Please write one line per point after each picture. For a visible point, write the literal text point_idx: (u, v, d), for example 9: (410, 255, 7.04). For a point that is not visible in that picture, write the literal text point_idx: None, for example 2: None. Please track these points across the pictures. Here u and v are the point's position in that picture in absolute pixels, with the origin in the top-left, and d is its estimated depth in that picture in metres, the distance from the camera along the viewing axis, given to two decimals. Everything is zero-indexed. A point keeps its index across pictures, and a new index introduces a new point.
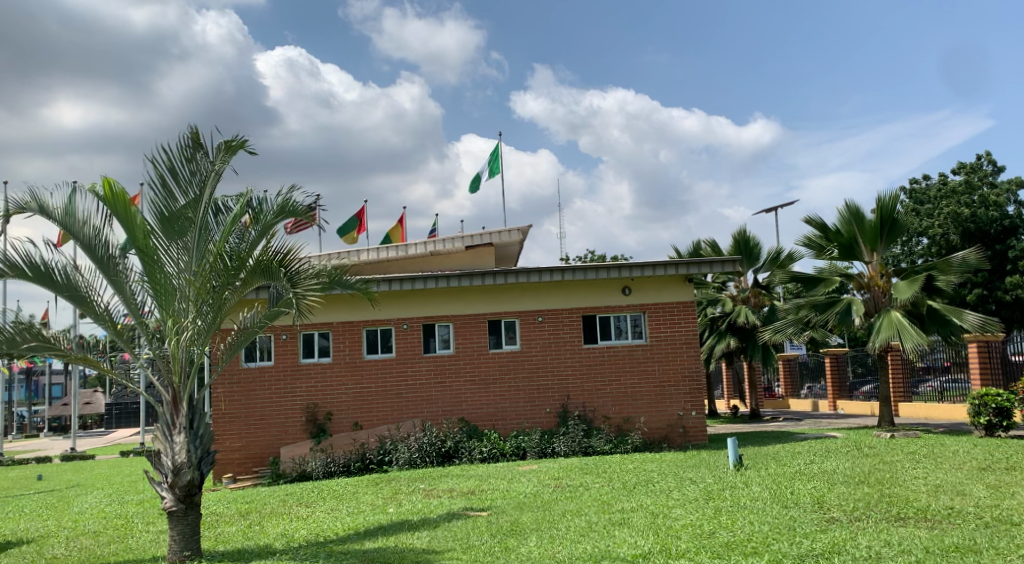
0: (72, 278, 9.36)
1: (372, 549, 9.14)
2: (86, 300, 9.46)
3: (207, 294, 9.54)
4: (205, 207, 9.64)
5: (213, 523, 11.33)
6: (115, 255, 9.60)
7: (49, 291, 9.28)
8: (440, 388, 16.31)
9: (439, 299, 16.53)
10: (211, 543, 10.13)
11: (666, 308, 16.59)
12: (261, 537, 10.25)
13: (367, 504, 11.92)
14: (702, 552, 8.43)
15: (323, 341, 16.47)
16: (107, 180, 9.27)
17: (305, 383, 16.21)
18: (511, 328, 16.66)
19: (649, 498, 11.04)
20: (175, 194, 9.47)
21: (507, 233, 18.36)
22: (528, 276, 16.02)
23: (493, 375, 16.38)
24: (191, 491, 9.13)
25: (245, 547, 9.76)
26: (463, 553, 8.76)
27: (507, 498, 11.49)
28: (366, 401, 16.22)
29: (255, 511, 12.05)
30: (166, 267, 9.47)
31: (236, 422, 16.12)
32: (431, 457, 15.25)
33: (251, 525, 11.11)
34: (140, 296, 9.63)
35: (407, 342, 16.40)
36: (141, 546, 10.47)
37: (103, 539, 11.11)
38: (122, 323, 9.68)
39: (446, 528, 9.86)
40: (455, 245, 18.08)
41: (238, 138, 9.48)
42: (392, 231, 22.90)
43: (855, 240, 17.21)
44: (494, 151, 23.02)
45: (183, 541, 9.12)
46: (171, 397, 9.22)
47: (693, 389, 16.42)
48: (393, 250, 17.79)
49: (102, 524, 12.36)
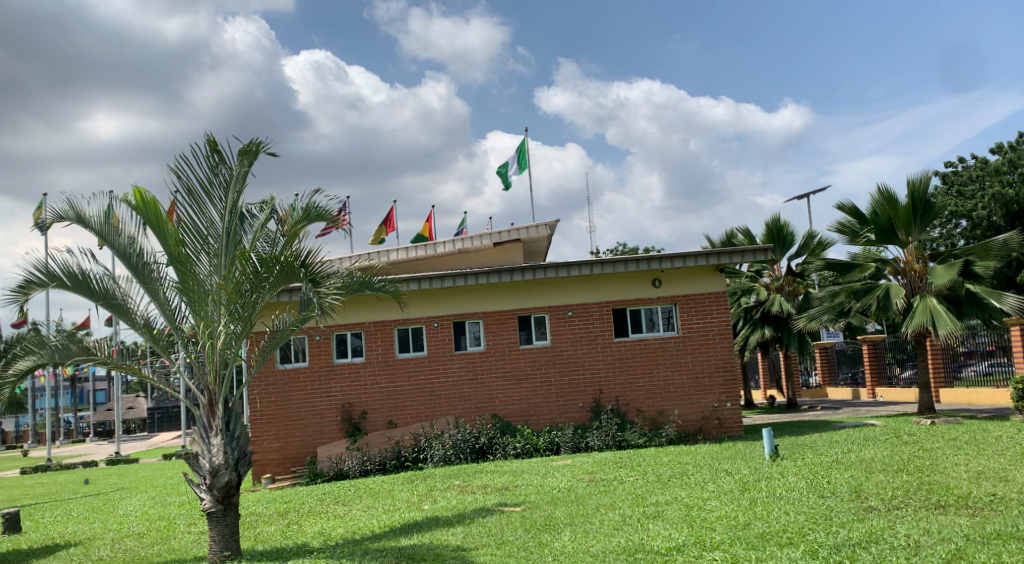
0: (109, 286, 9.58)
1: (408, 546, 9.22)
2: (123, 309, 9.68)
3: (239, 298, 9.70)
4: (234, 213, 9.82)
5: (253, 523, 11.53)
6: (150, 262, 9.78)
7: (88, 300, 9.50)
8: (472, 384, 16.39)
9: (469, 296, 16.60)
10: (251, 542, 10.32)
11: (698, 300, 16.47)
12: (299, 536, 10.41)
13: (403, 501, 12.04)
14: (737, 543, 8.38)
15: (356, 340, 16.67)
16: (138, 189, 9.47)
17: (339, 382, 16.39)
18: (541, 323, 16.68)
19: (684, 490, 10.99)
20: (203, 203, 9.66)
21: (535, 229, 18.37)
22: (557, 271, 16.00)
23: (525, 371, 16.41)
24: (229, 492, 9.29)
25: (283, 546, 9.92)
26: (497, 549, 8.80)
27: (541, 493, 11.53)
28: (400, 399, 16.35)
29: (294, 510, 12.24)
30: (199, 273, 9.65)
31: (273, 423, 16.34)
32: (465, 453, 15.34)
33: (290, 524, 11.28)
34: (175, 303, 9.82)
35: (438, 340, 16.51)
36: (184, 546, 10.70)
37: (146, 540, 11.38)
38: (160, 329, 9.90)
39: (481, 525, 9.91)
40: (483, 242, 18.15)
41: (258, 142, 9.59)
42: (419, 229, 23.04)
43: (890, 224, 16.91)
44: (521, 146, 23.03)
45: (222, 542, 9.29)
46: (207, 400, 9.38)
47: (728, 380, 16.29)
48: (421, 249, 17.97)
49: (146, 525, 12.65)
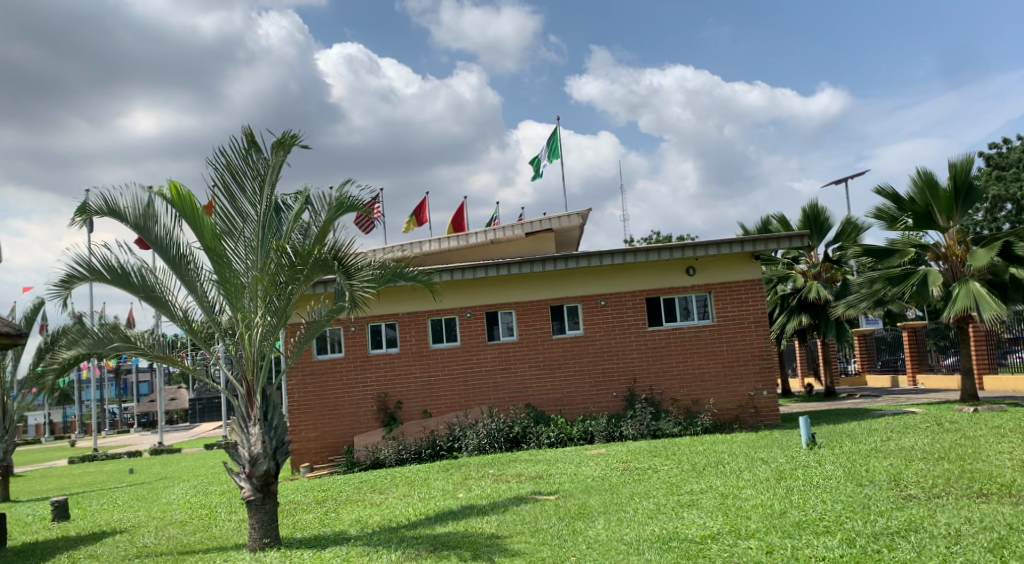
0: (148, 279, 9.77)
1: (443, 533, 9.32)
2: (162, 301, 9.88)
3: (274, 290, 9.83)
4: (268, 205, 9.95)
5: (291, 511, 11.73)
6: (187, 254, 9.96)
7: (128, 292, 9.70)
8: (506, 374, 16.45)
9: (502, 286, 16.63)
10: (290, 530, 10.50)
11: (732, 287, 16.33)
12: (337, 524, 10.56)
13: (438, 489, 12.15)
14: (773, 531, 8.33)
15: (390, 331, 16.80)
16: (174, 183, 9.62)
17: (374, 373, 16.56)
18: (574, 312, 16.68)
19: (719, 479, 10.93)
20: (238, 197, 9.82)
21: (567, 218, 18.32)
22: (590, 260, 15.96)
23: (558, 360, 16.42)
24: (268, 480, 9.46)
25: (321, 534, 10.08)
26: (531, 536, 8.85)
27: (575, 481, 11.56)
28: (434, 389, 16.47)
29: (331, 498, 12.42)
30: (235, 266, 9.82)
31: (311, 413, 16.55)
32: (499, 443, 15.43)
33: (328, 511, 11.45)
34: (213, 295, 9.99)
35: (471, 331, 16.58)
36: (225, 534, 10.92)
37: (189, 528, 11.65)
38: (198, 322, 10.08)
39: (515, 512, 9.97)
40: (515, 232, 18.16)
41: (292, 133, 9.69)
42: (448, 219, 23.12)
43: (931, 208, 16.57)
44: (553, 135, 22.98)
45: (262, 529, 9.47)
46: (245, 390, 9.55)
47: (763, 368, 16.14)
48: (454, 240, 18.03)
49: (188, 513, 12.93)
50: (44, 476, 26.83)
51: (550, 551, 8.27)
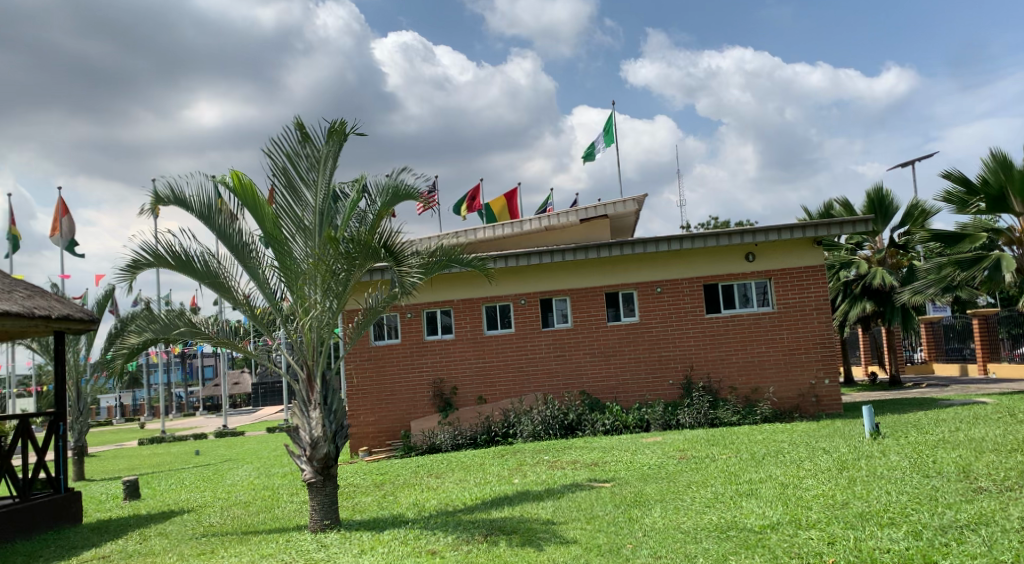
0: (212, 266, 10.01)
1: (499, 519, 9.37)
2: (226, 287, 10.11)
3: (332, 277, 9.97)
4: (325, 193, 10.08)
5: (350, 493, 11.95)
6: (249, 242, 10.18)
7: (193, 279, 9.96)
8: (561, 361, 16.42)
9: (556, 273, 16.59)
10: (349, 512, 10.70)
11: (793, 274, 16.00)
12: (395, 507, 10.71)
13: (494, 475, 12.22)
14: (835, 522, 8.17)
15: (445, 318, 16.92)
16: (236, 172, 9.83)
17: (430, 359, 16.71)
18: (629, 299, 16.56)
19: (779, 469, 10.75)
20: (296, 185, 9.97)
21: (623, 204, 18.18)
22: (645, 247, 15.81)
23: (614, 347, 16.33)
24: (328, 463, 9.63)
25: (380, 516, 10.24)
26: (587, 523, 8.84)
27: (631, 469, 11.50)
28: (489, 375, 16.55)
29: (389, 481, 12.61)
30: (295, 254, 9.99)
31: (368, 398, 16.79)
32: (554, 429, 15.43)
33: (386, 495, 11.63)
34: (274, 282, 10.19)
35: (525, 317, 16.60)
36: (287, 515, 11.17)
37: (252, 508, 11.96)
38: (261, 308, 10.31)
39: (570, 499, 9.98)
40: (570, 219, 18.09)
41: (343, 121, 9.78)
42: (502, 205, 23.13)
43: (1004, 191, 15.95)
44: (608, 121, 22.77)
45: (323, 511, 9.66)
46: (306, 375, 9.74)
47: (825, 356, 15.80)
48: (508, 227, 18.06)
49: (251, 494, 13.28)
50: (118, 456, 27.86)
51: (605, 538, 8.25)
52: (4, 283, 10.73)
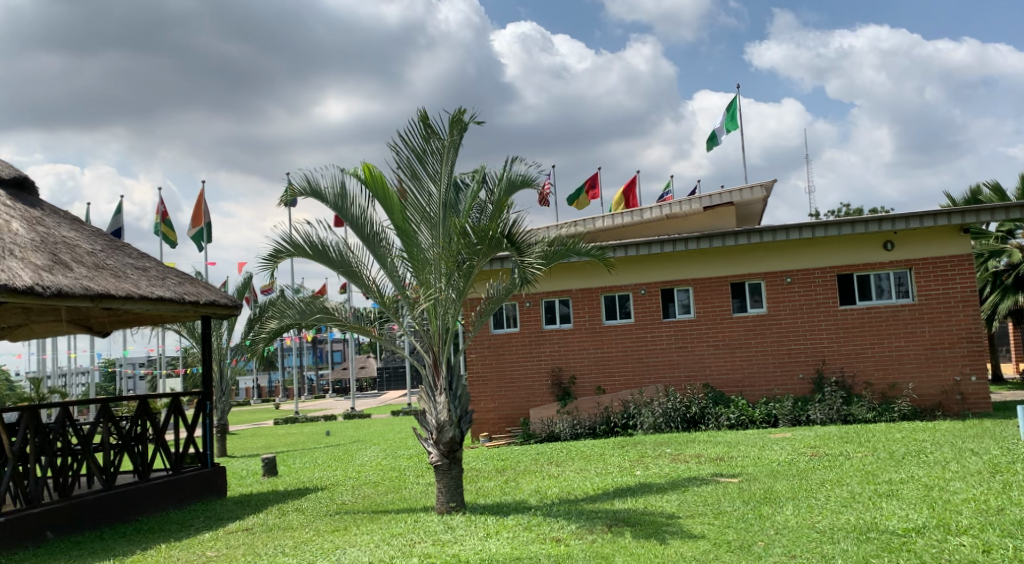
0: (345, 255, 10.40)
1: (622, 510, 9.31)
2: (358, 275, 10.47)
3: (456, 266, 10.16)
4: (448, 184, 10.25)
5: (474, 478, 12.18)
6: (380, 232, 10.50)
7: (328, 268, 10.38)
8: (684, 352, 16.13)
9: (678, 262, 16.28)
10: (473, 496, 10.90)
11: (936, 264, 15.08)
12: (518, 493, 10.83)
13: (616, 465, 12.14)
14: (987, 529, 7.65)
15: (564, 307, 16.92)
16: (366, 165, 10.14)
17: (548, 348, 16.77)
18: (756, 289, 16.06)
19: (921, 469, 10.17)
20: (420, 176, 10.19)
21: (749, 191, 17.64)
22: (774, 235, 15.27)
23: (740, 339, 15.88)
24: (453, 447, 9.84)
25: (503, 502, 10.39)
26: (715, 518, 8.66)
27: (759, 465, 11.17)
28: (609, 365, 16.45)
29: (511, 468, 12.77)
30: (421, 243, 10.23)
31: (488, 385, 17.04)
32: (676, 422, 15.19)
33: (508, 480, 11.78)
34: (402, 270, 10.49)
35: (646, 307, 16.38)
36: (413, 496, 11.50)
37: (381, 488, 12.38)
38: (389, 295, 10.63)
39: (696, 493, 9.79)
40: (693, 207, 17.69)
41: (463, 110, 9.90)
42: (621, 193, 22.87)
43: None
44: (731, 105, 22.10)
45: (449, 493, 9.89)
46: (432, 360, 9.99)
47: (972, 352, 14.82)
48: (627, 216, 17.85)
49: (380, 475, 13.76)
50: (256, 434, 29.50)
51: (735, 534, 8.05)
52: (158, 270, 11.51)
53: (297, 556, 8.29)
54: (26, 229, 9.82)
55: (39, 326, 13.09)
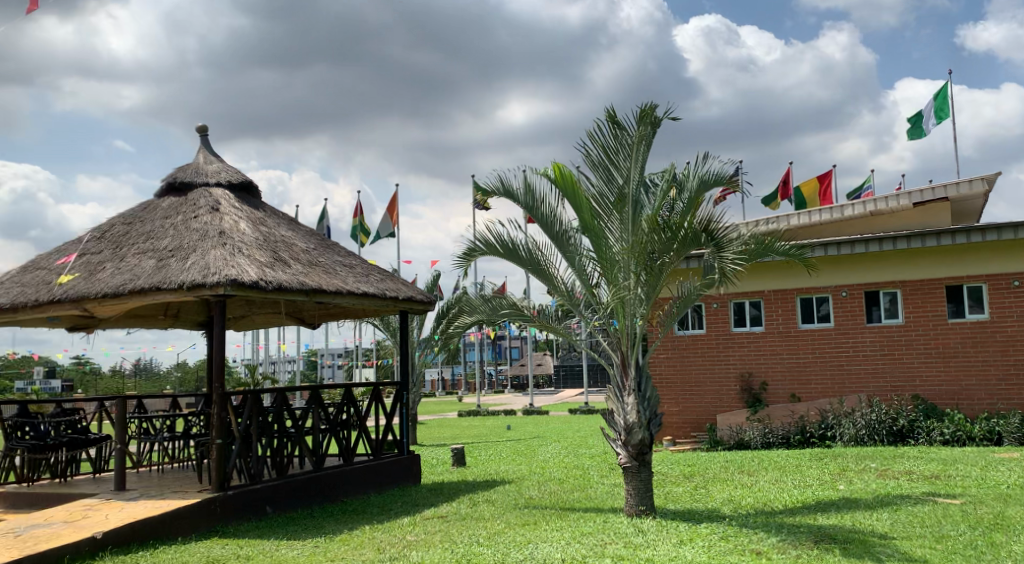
0: (534, 253, 10.52)
1: (827, 526, 8.78)
2: (546, 273, 10.57)
3: (646, 264, 9.97)
4: (637, 181, 10.06)
5: (662, 482, 11.95)
6: (568, 230, 10.53)
7: (517, 266, 10.57)
8: (889, 360, 15.01)
9: (884, 264, 15.16)
10: (662, 500, 10.69)
11: None
12: (709, 500, 10.50)
13: (815, 478, 11.48)
14: None
15: (754, 310, 16.21)
16: (555, 164, 10.15)
17: (737, 352, 16.15)
18: (977, 293, 14.62)
19: None
20: (608, 173, 10.08)
21: (968, 184, 16.12)
22: (1000, 234, 13.84)
23: (956, 349, 14.57)
24: (642, 450, 9.67)
25: (694, 508, 10.09)
26: (936, 543, 7.95)
27: (983, 487, 10.15)
28: (804, 372, 15.61)
29: (700, 473, 12.41)
30: (609, 241, 10.14)
31: (673, 388, 16.64)
32: (881, 436, 14.13)
33: (698, 487, 11.45)
34: (590, 269, 10.47)
35: (847, 311, 15.39)
36: (600, 496, 11.46)
37: (567, 486, 12.43)
38: (577, 293, 10.64)
39: (911, 514, 9.05)
40: (901, 202, 16.39)
41: (654, 104, 9.64)
42: (813, 187, 21.65)
43: None
44: (941, 90, 20.31)
45: (638, 496, 9.76)
46: (620, 360, 9.86)
47: None
48: (826, 213, 16.84)
49: (565, 472, 13.83)
50: (442, 425, 30.62)
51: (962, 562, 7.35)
52: (362, 267, 12.21)
53: (491, 547, 8.47)
54: (251, 229, 10.71)
55: (257, 317, 14.27)
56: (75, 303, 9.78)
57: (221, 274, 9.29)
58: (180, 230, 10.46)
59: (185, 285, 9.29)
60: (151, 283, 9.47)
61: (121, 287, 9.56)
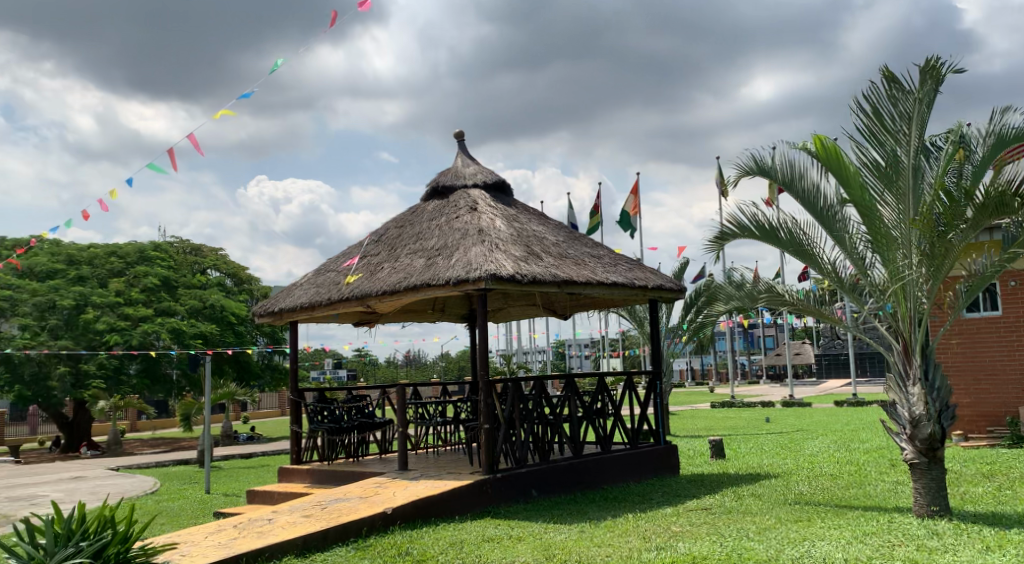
0: (796, 234, 9.89)
1: None
2: (810, 254, 9.90)
3: (930, 240, 8.94)
4: (917, 147, 9.08)
5: (955, 481, 10.74)
6: (834, 207, 9.77)
7: (777, 248, 10.01)
8: None
9: None
10: (957, 501, 9.62)
11: None
12: (1017, 503, 9.26)
13: None
14: None
15: None
16: (818, 136, 9.45)
17: None
18: None
19: None
20: (881, 139, 9.20)
21: None
22: None
23: None
24: (932, 445, 8.75)
25: (999, 512, 8.96)
26: None
27: None
28: None
29: (1002, 473, 11.00)
30: (884, 217, 9.26)
31: (963, 377, 14.93)
32: None
33: (1001, 488, 10.15)
34: (862, 249, 9.64)
35: None
36: (881, 494, 10.56)
37: (841, 482, 11.59)
38: (846, 275, 9.84)
39: None
40: None
41: (937, 57, 8.65)
42: None
43: None
44: None
45: (929, 496, 8.84)
46: (902, 345, 8.97)
47: None
48: None
49: (837, 467, 12.92)
50: (696, 416, 30.00)
51: None
52: (612, 257, 12.24)
53: (763, 543, 8.10)
54: (507, 225, 11.13)
55: (515, 309, 14.86)
56: (359, 300, 10.74)
57: (482, 270, 9.74)
58: (445, 230, 11.12)
59: (452, 281, 9.84)
60: (422, 280, 10.14)
61: (396, 285, 10.35)
